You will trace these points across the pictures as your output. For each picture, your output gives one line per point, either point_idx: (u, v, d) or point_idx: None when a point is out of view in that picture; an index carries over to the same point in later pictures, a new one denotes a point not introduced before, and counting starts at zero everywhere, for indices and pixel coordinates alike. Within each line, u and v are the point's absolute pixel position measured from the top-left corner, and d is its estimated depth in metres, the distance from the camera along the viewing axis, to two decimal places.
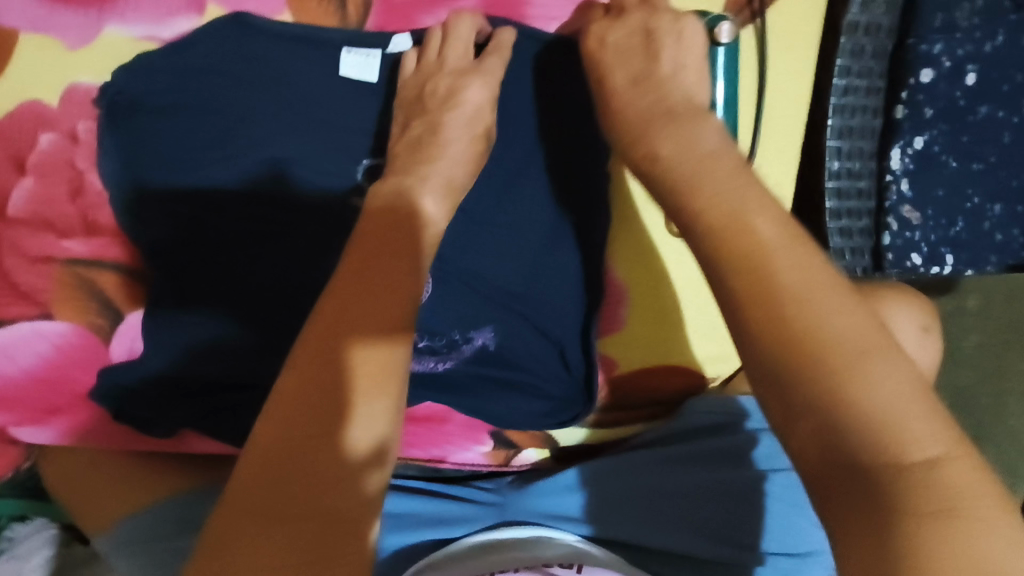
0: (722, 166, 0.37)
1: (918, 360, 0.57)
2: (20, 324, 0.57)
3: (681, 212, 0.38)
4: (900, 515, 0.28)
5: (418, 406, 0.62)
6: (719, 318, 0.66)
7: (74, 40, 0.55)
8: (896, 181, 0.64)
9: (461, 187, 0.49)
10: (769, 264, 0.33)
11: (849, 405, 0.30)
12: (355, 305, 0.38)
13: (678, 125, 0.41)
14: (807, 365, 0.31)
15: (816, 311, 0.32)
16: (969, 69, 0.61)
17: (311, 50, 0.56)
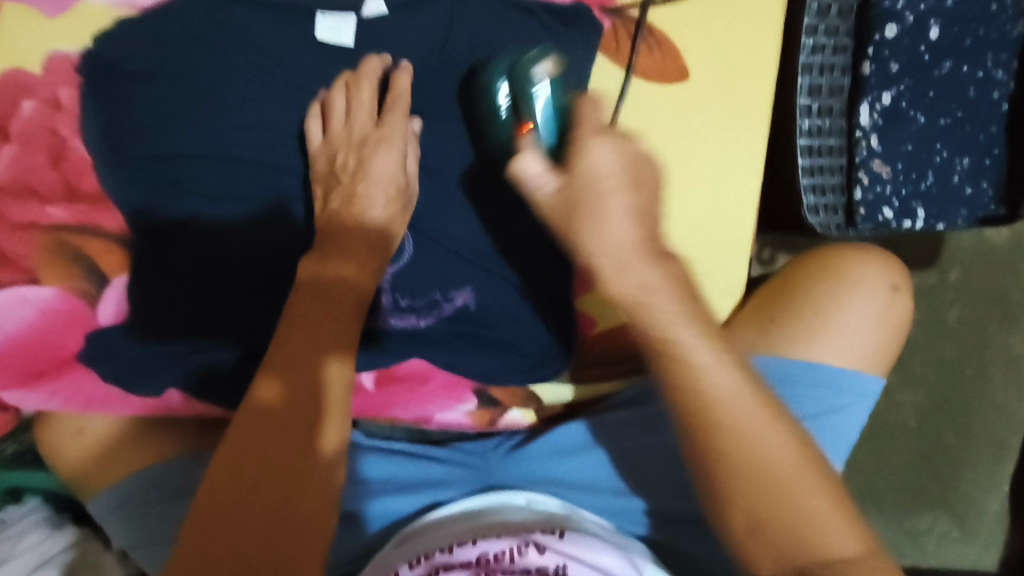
0: (631, 246, 0.45)
1: (869, 337, 0.60)
2: (6, 289, 0.58)
3: (621, 283, 0.45)
4: (760, 501, 0.42)
5: (400, 364, 0.62)
6: (706, 276, 0.65)
7: (53, 8, 0.56)
8: (867, 137, 0.65)
9: (396, 219, 0.54)
10: (676, 338, 0.45)
11: (734, 436, 0.44)
12: (315, 330, 0.47)
13: (592, 212, 0.46)
14: (707, 411, 0.44)
15: (710, 370, 0.45)
16: (932, 23, 0.62)
17: (285, 13, 0.57)
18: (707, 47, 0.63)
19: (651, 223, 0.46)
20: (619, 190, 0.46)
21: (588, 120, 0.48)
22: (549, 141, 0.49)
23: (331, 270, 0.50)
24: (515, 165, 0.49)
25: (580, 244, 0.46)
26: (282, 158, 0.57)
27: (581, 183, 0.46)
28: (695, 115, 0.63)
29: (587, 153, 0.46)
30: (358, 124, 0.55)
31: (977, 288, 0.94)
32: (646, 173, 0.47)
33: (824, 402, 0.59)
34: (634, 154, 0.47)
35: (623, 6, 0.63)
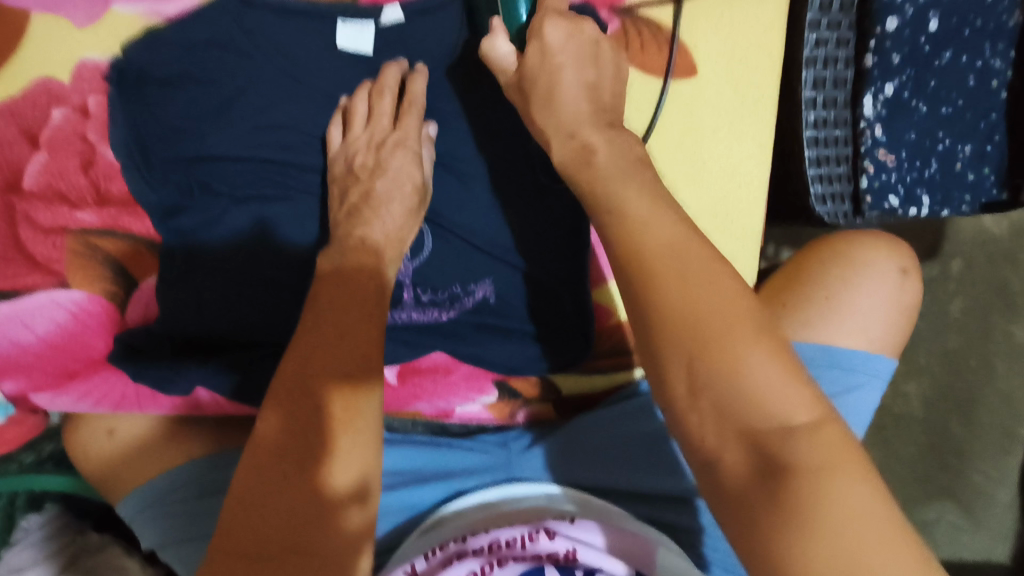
0: (583, 113, 0.46)
1: (875, 321, 0.62)
2: (37, 294, 0.59)
3: (567, 141, 0.45)
4: (703, 362, 0.34)
5: (424, 357, 0.64)
6: (723, 262, 0.67)
7: (83, 19, 0.58)
8: (870, 127, 0.66)
9: (410, 219, 0.55)
10: (619, 191, 0.41)
11: (672, 283, 0.36)
12: (349, 339, 0.44)
13: (551, 79, 0.47)
14: (641, 258, 0.37)
15: (649, 221, 0.39)
16: (931, 15, 0.63)
17: (305, 20, 0.58)
18: (714, 45, 0.65)
19: (598, 92, 0.48)
20: (575, 65, 0.47)
21: (550, 2, 0.50)
22: (518, 25, 0.50)
23: (354, 260, 0.49)
24: (483, 48, 0.51)
25: (542, 123, 0.47)
26: (307, 157, 0.60)
27: (535, 64, 0.48)
28: (703, 112, 0.65)
29: (544, 34, 0.48)
30: (375, 124, 0.57)
31: (980, 279, 0.95)
32: (600, 52, 0.49)
33: (836, 383, 0.60)
34: (587, 36, 0.49)
35: (635, 6, 0.64)
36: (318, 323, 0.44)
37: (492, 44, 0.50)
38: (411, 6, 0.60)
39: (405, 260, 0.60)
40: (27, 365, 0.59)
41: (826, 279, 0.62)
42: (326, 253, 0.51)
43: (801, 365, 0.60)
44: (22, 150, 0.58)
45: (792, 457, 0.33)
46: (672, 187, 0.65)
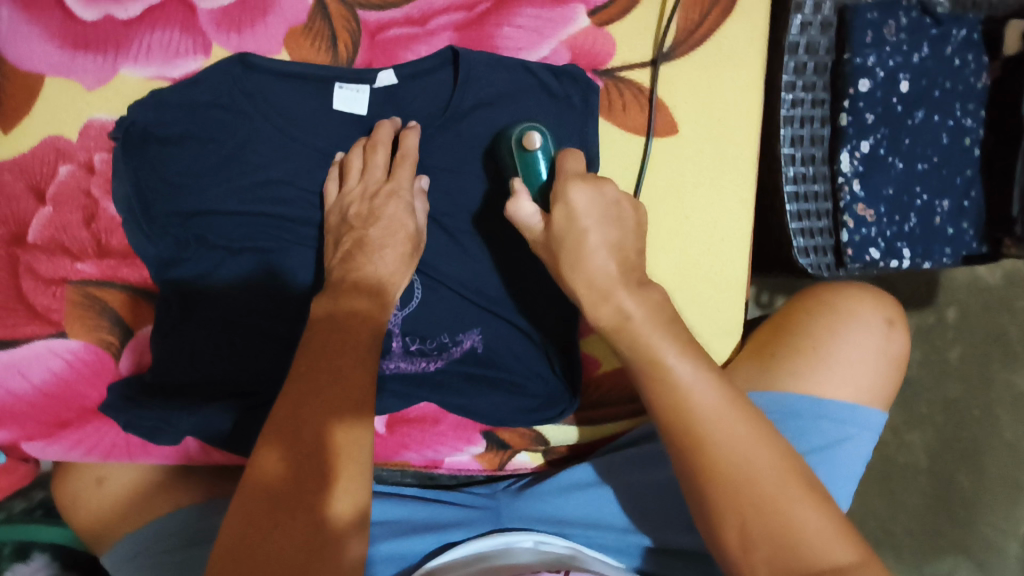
0: (614, 281, 0.46)
1: (862, 369, 0.62)
2: (34, 342, 0.61)
3: (598, 307, 0.46)
4: (755, 520, 0.41)
5: (412, 407, 0.65)
6: (714, 311, 0.68)
7: (92, 82, 0.61)
8: (849, 182, 0.68)
9: (402, 270, 0.56)
10: (659, 353, 0.44)
11: (718, 445, 0.42)
12: (344, 379, 0.45)
13: (580, 248, 0.46)
14: (690, 418, 0.43)
15: (692, 385, 0.44)
16: (902, 77, 0.67)
17: (304, 83, 0.61)
18: (695, 104, 0.67)
19: (627, 257, 0.47)
20: (599, 227, 0.46)
21: (570, 166, 0.49)
22: (540, 188, 0.51)
23: (346, 305, 0.51)
24: (506, 210, 0.49)
25: (573, 284, 0.47)
26: (300, 210, 0.62)
27: (562, 228, 0.47)
28: (686, 166, 0.67)
29: (569, 202, 0.46)
30: (371, 177, 0.59)
31: (975, 328, 0.96)
32: (625, 215, 0.48)
33: (826, 436, 0.60)
34: (608, 198, 0.47)
35: (616, 68, 0.67)
36: (310, 368, 0.45)
37: (518, 208, 0.48)
38: (404, 70, 0.62)
39: (394, 310, 0.62)
40: (20, 413, 0.60)
41: (809, 328, 0.64)
42: (319, 300, 0.52)
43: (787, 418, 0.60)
44: (29, 205, 0.61)
45: None
46: (656, 239, 0.67)
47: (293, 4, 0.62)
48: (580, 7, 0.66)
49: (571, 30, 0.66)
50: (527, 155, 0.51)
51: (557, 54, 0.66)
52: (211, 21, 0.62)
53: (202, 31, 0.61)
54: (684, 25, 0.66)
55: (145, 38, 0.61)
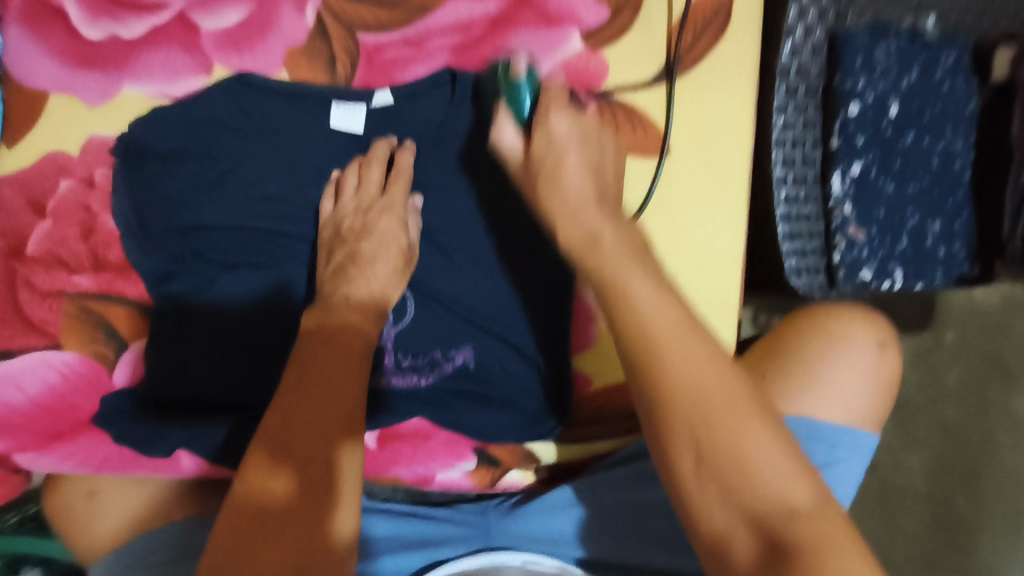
0: (587, 203, 0.48)
1: (854, 391, 0.62)
2: (30, 354, 0.61)
3: (571, 227, 0.47)
4: (711, 455, 0.39)
5: (404, 422, 0.65)
6: (706, 329, 0.68)
7: (95, 99, 0.62)
8: (840, 205, 0.69)
9: (393, 285, 0.57)
10: (622, 277, 0.44)
11: (678, 376, 0.41)
12: (337, 394, 0.45)
13: (556, 175, 0.49)
14: (648, 337, 0.42)
15: (654, 312, 0.42)
16: (891, 101, 0.68)
17: (302, 103, 0.62)
18: (688, 126, 0.67)
19: (604, 190, 0.49)
20: (576, 153, 0.50)
21: (553, 91, 0.53)
22: (522, 116, 0.53)
23: (337, 318, 0.51)
24: (493, 138, 0.54)
25: (547, 208, 0.49)
26: (294, 226, 0.62)
27: (541, 150, 0.51)
28: (677, 185, 0.68)
29: (549, 125, 0.51)
30: (366, 193, 0.60)
31: (974, 351, 0.96)
32: (603, 143, 0.52)
33: (818, 458, 0.60)
34: (586, 126, 0.52)
35: (610, 91, 0.67)
36: (302, 383, 0.45)
37: (501, 138, 0.53)
38: (401, 89, 0.63)
39: (386, 325, 0.62)
40: (13, 424, 0.60)
41: (802, 349, 0.64)
42: (310, 311, 0.52)
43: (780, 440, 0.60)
44: (28, 218, 0.61)
45: (793, 539, 0.37)
46: None
47: (293, 24, 0.63)
48: (574, 30, 0.66)
49: (565, 53, 0.66)
50: (513, 81, 0.55)
51: (551, 76, 0.66)
52: (212, 40, 0.62)
53: (203, 50, 0.62)
54: (674, 47, 0.66)
55: (147, 56, 0.62)
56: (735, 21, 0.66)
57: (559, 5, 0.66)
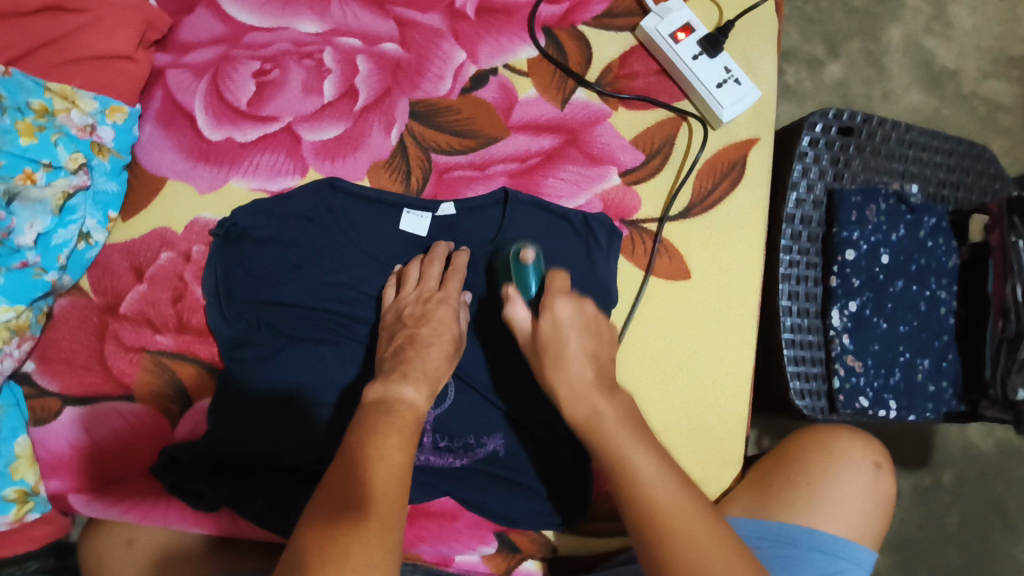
0: (589, 381, 0.57)
1: (852, 507, 0.67)
2: (103, 401, 0.67)
3: (576, 404, 0.56)
4: (674, 544, 0.49)
5: (433, 501, 0.70)
6: (715, 436, 0.74)
7: (205, 186, 0.72)
8: (839, 336, 0.77)
9: (437, 376, 0.62)
10: (627, 450, 0.53)
11: (640, 479, 0.52)
12: (380, 465, 0.50)
13: (561, 356, 0.58)
14: (621, 459, 0.53)
15: (655, 482, 0.52)
16: (883, 252, 0.78)
17: (379, 206, 0.73)
18: (707, 255, 0.77)
19: (601, 365, 0.58)
20: (577, 336, 0.59)
21: (556, 281, 0.61)
22: (530, 297, 0.63)
23: (394, 391, 0.57)
24: (505, 312, 0.62)
25: (555, 383, 0.58)
26: (360, 310, 0.70)
27: (548, 332, 0.59)
28: (695, 306, 0.76)
29: (554, 311, 0.59)
30: (424, 285, 0.68)
31: (971, 494, 1.02)
32: (600, 328, 0.60)
33: (817, 568, 0.64)
34: (588, 313, 0.60)
35: (641, 220, 0.77)
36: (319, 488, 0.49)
37: (513, 312, 0.61)
38: (463, 202, 0.73)
39: (428, 408, 0.68)
40: (76, 465, 0.66)
41: (803, 466, 0.70)
42: (377, 381, 0.59)
43: (759, 544, 0.66)
44: (128, 281, 0.70)
45: None
46: (667, 368, 0.75)
47: (379, 142, 0.75)
48: (613, 168, 0.77)
49: (604, 185, 0.77)
50: (522, 267, 0.64)
51: (591, 204, 0.76)
52: (311, 150, 0.74)
53: (303, 157, 0.74)
54: (698, 190, 0.78)
55: (256, 157, 0.73)
56: (749, 173, 0.78)
57: (601, 147, 0.78)
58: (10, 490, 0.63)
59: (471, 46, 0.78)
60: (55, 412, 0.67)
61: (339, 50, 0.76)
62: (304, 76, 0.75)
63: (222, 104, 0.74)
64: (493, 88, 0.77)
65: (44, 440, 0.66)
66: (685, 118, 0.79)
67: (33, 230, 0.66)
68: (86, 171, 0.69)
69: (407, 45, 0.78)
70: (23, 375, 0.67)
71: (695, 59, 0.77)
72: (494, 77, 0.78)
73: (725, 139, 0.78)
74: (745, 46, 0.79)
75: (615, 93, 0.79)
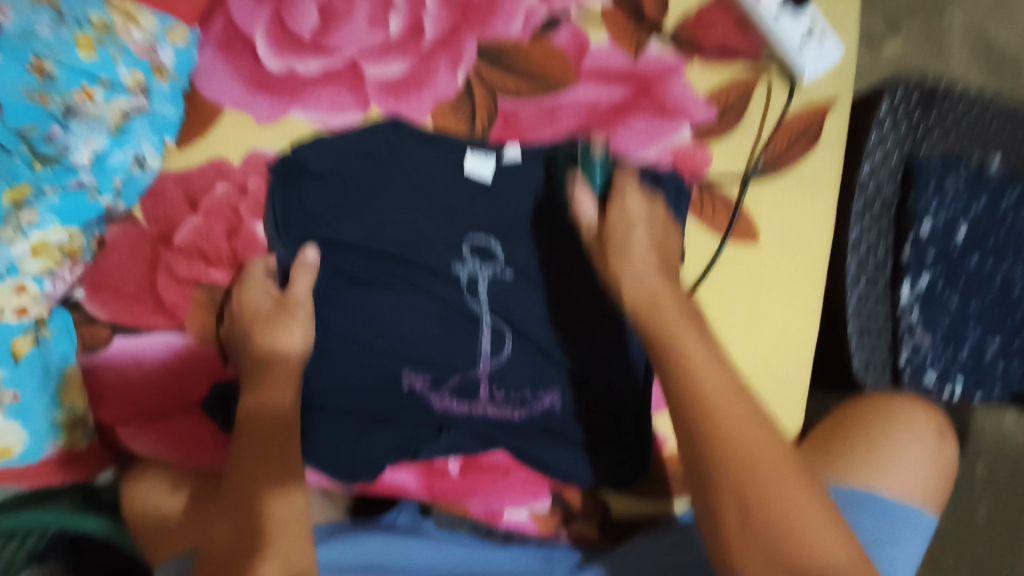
0: (652, 267, 0.55)
1: (914, 473, 0.65)
2: (153, 333, 0.65)
3: (634, 287, 0.53)
4: (741, 476, 0.44)
5: (488, 454, 0.68)
6: (779, 406, 0.72)
7: (265, 118, 0.70)
8: (909, 309, 0.74)
9: (301, 343, 0.61)
10: (674, 329, 0.50)
11: (709, 400, 0.46)
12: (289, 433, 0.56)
13: (625, 256, 0.55)
14: (688, 375, 0.48)
15: (730, 405, 0.46)
16: (960, 225, 0.75)
17: (441, 147, 0.69)
18: (778, 220, 0.74)
19: (664, 256, 0.57)
20: (643, 226, 0.57)
21: (622, 175, 0.62)
22: (597, 188, 0.62)
23: (262, 399, 0.58)
24: (573, 205, 0.61)
25: (616, 271, 0.55)
26: (418, 255, 0.67)
27: (617, 220, 0.58)
28: (763, 271, 0.73)
29: (624, 202, 0.59)
30: (257, 308, 0.63)
31: (1004, 487, 0.99)
32: (665, 224, 0.59)
33: (880, 532, 0.61)
34: (653, 209, 0.59)
35: (712, 178, 0.74)
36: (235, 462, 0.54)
37: (580, 202, 0.60)
38: (529, 146, 0.70)
39: (485, 358, 0.66)
40: (123, 396, 0.64)
41: (862, 430, 0.67)
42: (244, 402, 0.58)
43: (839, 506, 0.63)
44: (180, 211, 0.67)
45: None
46: (731, 331, 0.72)
47: (445, 83, 0.72)
48: (686, 123, 0.74)
49: (676, 140, 0.74)
50: (589, 156, 0.64)
51: (661, 157, 0.73)
52: (375, 86, 0.71)
53: (365, 94, 0.71)
54: (773, 150, 0.74)
55: (318, 91, 0.71)
56: (825, 136, 0.75)
57: (675, 100, 0.74)
58: (59, 416, 0.62)
59: None
60: (104, 340, 0.64)
61: None
62: (369, 8, 0.72)
63: (284, 34, 0.70)
64: (565, 34, 0.75)
65: (94, 369, 0.64)
66: (762, 74, 0.76)
67: (88, 149, 0.63)
68: (145, 93, 0.66)
69: None
70: (72, 303, 0.65)
71: (778, 20, 0.73)
72: (566, 22, 0.75)
73: (803, 99, 0.75)
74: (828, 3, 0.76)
75: (691, 46, 0.76)
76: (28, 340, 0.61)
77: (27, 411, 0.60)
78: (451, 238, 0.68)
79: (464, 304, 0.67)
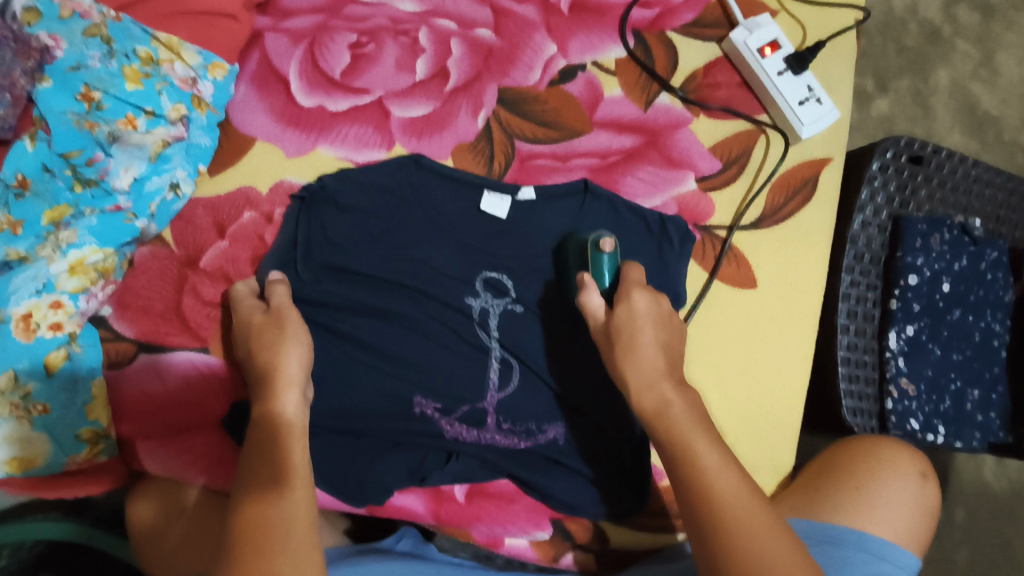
0: (659, 369, 0.55)
1: (897, 513, 0.68)
2: (177, 353, 0.68)
3: (640, 378, 0.55)
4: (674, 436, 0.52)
5: (493, 482, 0.70)
6: (771, 447, 0.75)
7: (292, 150, 0.73)
8: (895, 358, 0.78)
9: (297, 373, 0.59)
10: (638, 320, 0.58)
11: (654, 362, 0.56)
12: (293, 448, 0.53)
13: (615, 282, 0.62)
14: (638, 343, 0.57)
15: (672, 374, 0.55)
16: (944, 280, 0.79)
17: (461, 185, 0.73)
18: (774, 268, 0.78)
19: (671, 354, 0.57)
20: (649, 326, 0.58)
21: (632, 274, 0.62)
22: (604, 288, 0.63)
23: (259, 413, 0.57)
24: (579, 301, 0.62)
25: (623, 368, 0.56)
26: (433, 287, 0.70)
27: (623, 320, 0.58)
28: (759, 316, 0.77)
29: (632, 300, 0.59)
30: (249, 319, 0.64)
31: (983, 534, 1.03)
32: (673, 321, 0.59)
33: (861, 565, 0.63)
34: (662, 306, 0.59)
35: (713, 227, 0.79)
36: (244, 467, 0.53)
37: (588, 299, 0.61)
38: (542, 188, 0.74)
39: (492, 389, 0.69)
40: (144, 411, 0.66)
41: (847, 468, 0.71)
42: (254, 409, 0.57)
43: (807, 541, 0.65)
44: (209, 237, 0.71)
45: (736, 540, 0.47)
46: (727, 372, 0.76)
47: (466, 125, 0.76)
48: (690, 174, 0.79)
49: (680, 189, 0.78)
50: (598, 254, 0.64)
51: (666, 205, 0.78)
52: (399, 126, 0.75)
53: (390, 131, 0.75)
54: (771, 203, 0.79)
55: (345, 128, 0.74)
56: (820, 191, 0.80)
57: (681, 152, 0.79)
58: (83, 430, 0.64)
59: (562, 41, 0.80)
60: (130, 357, 0.67)
61: (434, 32, 0.78)
62: (397, 53, 0.76)
63: (317, 73, 0.75)
64: (580, 84, 0.79)
65: (118, 383, 0.66)
66: (763, 130, 0.81)
67: (128, 174, 0.68)
68: (184, 123, 0.70)
69: (500, 33, 0.79)
70: (99, 319, 0.68)
71: (780, 75, 0.79)
72: (582, 73, 0.80)
73: (799, 155, 0.80)
74: (825, 67, 0.82)
75: (698, 101, 0.81)
76: (60, 355, 0.64)
77: (53, 423, 0.63)
78: (466, 273, 0.71)
79: (476, 336, 0.70)
